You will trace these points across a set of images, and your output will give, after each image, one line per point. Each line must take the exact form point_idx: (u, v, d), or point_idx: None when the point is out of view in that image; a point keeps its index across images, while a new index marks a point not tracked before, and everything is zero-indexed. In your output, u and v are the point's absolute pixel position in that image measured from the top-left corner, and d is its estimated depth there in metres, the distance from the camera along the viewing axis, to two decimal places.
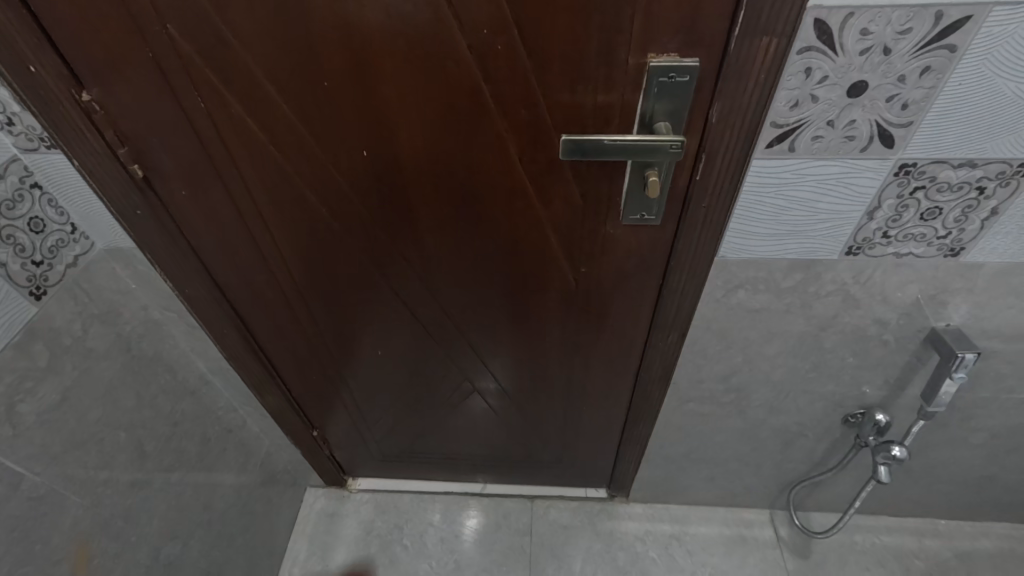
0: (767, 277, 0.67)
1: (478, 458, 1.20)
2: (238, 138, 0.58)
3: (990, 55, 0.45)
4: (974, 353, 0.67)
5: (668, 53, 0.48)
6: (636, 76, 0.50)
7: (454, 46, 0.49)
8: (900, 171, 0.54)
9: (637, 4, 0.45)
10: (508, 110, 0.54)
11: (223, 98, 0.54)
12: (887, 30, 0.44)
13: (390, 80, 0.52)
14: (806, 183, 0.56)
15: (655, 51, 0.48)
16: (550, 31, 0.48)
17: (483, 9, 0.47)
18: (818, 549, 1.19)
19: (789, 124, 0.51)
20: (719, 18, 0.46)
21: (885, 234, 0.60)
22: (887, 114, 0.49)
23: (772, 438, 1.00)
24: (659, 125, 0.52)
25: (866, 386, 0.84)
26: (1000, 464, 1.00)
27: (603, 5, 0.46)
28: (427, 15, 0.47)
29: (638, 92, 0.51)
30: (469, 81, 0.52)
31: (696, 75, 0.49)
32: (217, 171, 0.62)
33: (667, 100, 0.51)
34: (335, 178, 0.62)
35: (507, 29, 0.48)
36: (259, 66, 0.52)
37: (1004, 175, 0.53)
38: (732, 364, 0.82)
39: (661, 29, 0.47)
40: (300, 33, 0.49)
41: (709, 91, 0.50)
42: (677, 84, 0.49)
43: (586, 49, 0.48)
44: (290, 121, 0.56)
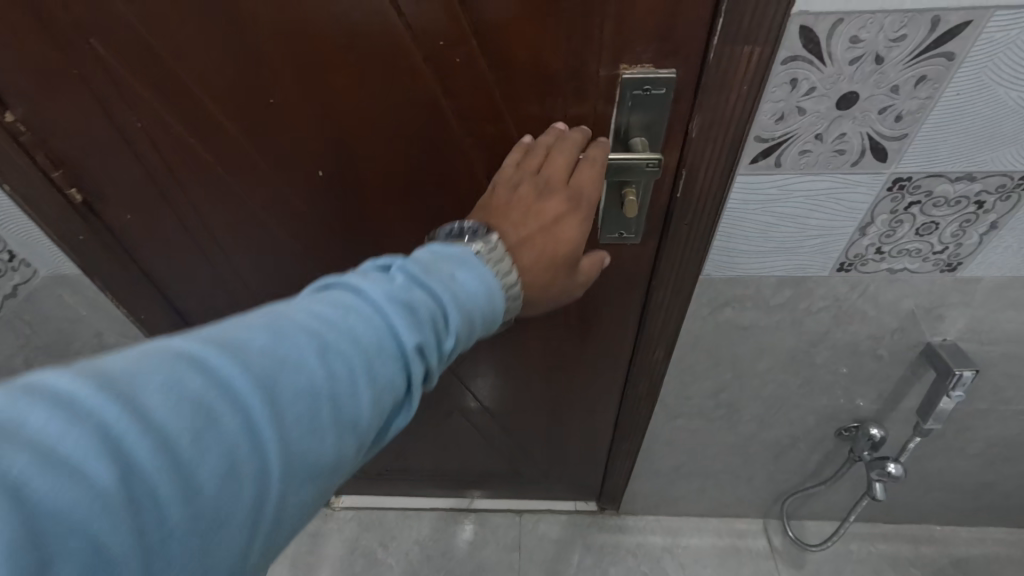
0: (755, 295, 0.63)
1: (463, 473, 1.17)
2: (182, 157, 0.54)
3: (990, 62, 0.41)
4: (972, 371, 0.64)
5: (641, 65, 0.44)
6: (608, 89, 0.46)
7: (408, 57, 0.45)
8: (894, 185, 0.50)
9: (606, 12, 0.41)
10: (472, 124, 0.49)
11: (162, 116, 0.50)
12: (879, 37, 0.40)
13: (341, 94, 0.48)
14: (794, 199, 0.52)
15: (628, 62, 0.44)
16: (512, 42, 0.43)
17: (436, 17, 0.42)
18: (813, 560, 1.17)
19: (774, 138, 0.47)
20: (695, 25, 0.41)
21: (878, 250, 0.57)
22: (879, 126, 0.45)
23: (764, 450, 0.97)
24: (635, 141, 0.48)
25: (860, 400, 0.81)
26: (997, 472, 0.98)
27: (568, 13, 0.41)
28: (376, 23, 0.43)
29: (611, 105, 0.47)
30: (428, 95, 0.47)
31: (673, 87, 0.45)
32: (163, 193, 0.57)
33: (642, 114, 0.47)
34: (291, 198, 0.57)
35: (465, 39, 0.43)
36: (197, 82, 0.47)
37: (1005, 189, 0.50)
38: (721, 381, 0.79)
39: (634, 38, 0.42)
40: (236, 46, 0.45)
41: (688, 104, 0.46)
42: (652, 97, 0.46)
43: (552, 60, 0.44)
44: (236, 139, 0.52)
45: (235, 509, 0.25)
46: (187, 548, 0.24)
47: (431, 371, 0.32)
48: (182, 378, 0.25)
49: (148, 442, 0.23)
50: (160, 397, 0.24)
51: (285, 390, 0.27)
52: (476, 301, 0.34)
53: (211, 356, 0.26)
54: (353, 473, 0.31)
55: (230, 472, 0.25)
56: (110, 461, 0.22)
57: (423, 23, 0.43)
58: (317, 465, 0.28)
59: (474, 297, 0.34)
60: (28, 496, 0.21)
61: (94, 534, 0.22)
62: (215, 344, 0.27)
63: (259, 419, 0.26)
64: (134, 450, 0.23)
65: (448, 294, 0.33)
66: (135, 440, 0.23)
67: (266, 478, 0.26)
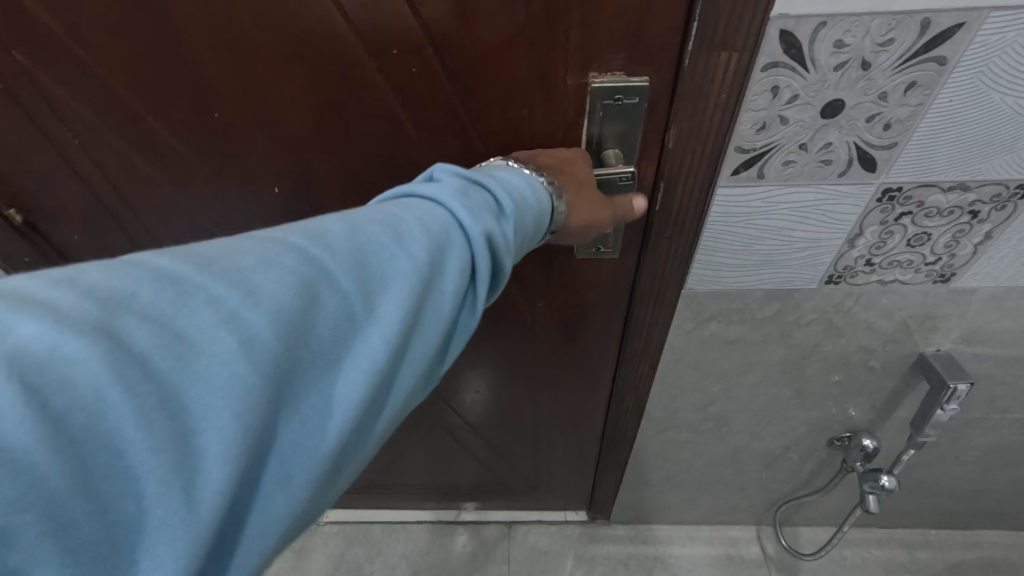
0: (741, 308, 0.61)
1: (449, 485, 1.14)
2: (126, 174, 0.50)
3: (985, 67, 0.38)
4: (966, 384, 0.62)
5: (612, 73, 0.41)
6: (578, 99, 0.43)
7: (360, 67, 0.42)
8: (884, 196, 0.47)
9: (572, 18, 0.38)
10: (435, 138, 0.46)
11: (100, 130, 0.46)
12: (865, 41, 0.37)
13: (291, 106, 0.44)
14: (779, 211, 0.49)
15: (597, 70, 0.41)
16: (472, 51, 0.40)
17: (388, 25, 0.39)
18: (806, 567, 1.15)
19: (756, 149, 0.44)
20: (669, 30, 0.38)
21: (868, 262, 0.54)
22: (867, 135, 0.43)
23: (755, 460, 0.94)
24: (608, 153, 0.45)
25: (852, 410, 0.78)
26: (992, 478, 0.96)
27: (530, 20, 0.38)
28: (323, 31, 0.40)
29: (581, 115, 0.44)
30: (385, 106, 0.44)
31: (646, 96, 0.42)
32: (109, 211, 0.54)
33: (614, 125, 0.44)
34: (248, 216, 0.54)
35: (420, 48, 0.40)
36: (133, 95, 0.44)
37: (1000, 198, 0.47)
38: (709, 394, 0.76)
39: (603, 44, 0.39)
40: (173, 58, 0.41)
41: (664, 113, 0.43)
42: (625, 107, 0.43)
43: (516, 69, 0.41)
44: (183, 154, 0.48)
45: (357, 375, 0.25)
46: (310, 409, 0.24)
47: (505, 248, 0.32)
48: (282, 258, 0.25)
49: (259, 307, 0.23)
50: (261, 272, 0.24)
51: (376, 263, 0.27)
52: (531, 201, 0.35)
53: (298, 242, 0.26)
54: (441, 355, 0.32)
55: (343, 342, 0.25)
56: (233, 328, 0.22)
57: (373, 31, 0.39)
58: (424, 330, 0.28)
59: (521, 196, 0.35)
60: (170, 366, 0.20)
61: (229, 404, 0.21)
62: (293, 232, 0.27)
63: (360, 292, 0.26)
64: (253, 318, 0.22)
65: (496, 193, 0.34)
66: (252, 310, 0.23)
67: (382, 339, 0.26)
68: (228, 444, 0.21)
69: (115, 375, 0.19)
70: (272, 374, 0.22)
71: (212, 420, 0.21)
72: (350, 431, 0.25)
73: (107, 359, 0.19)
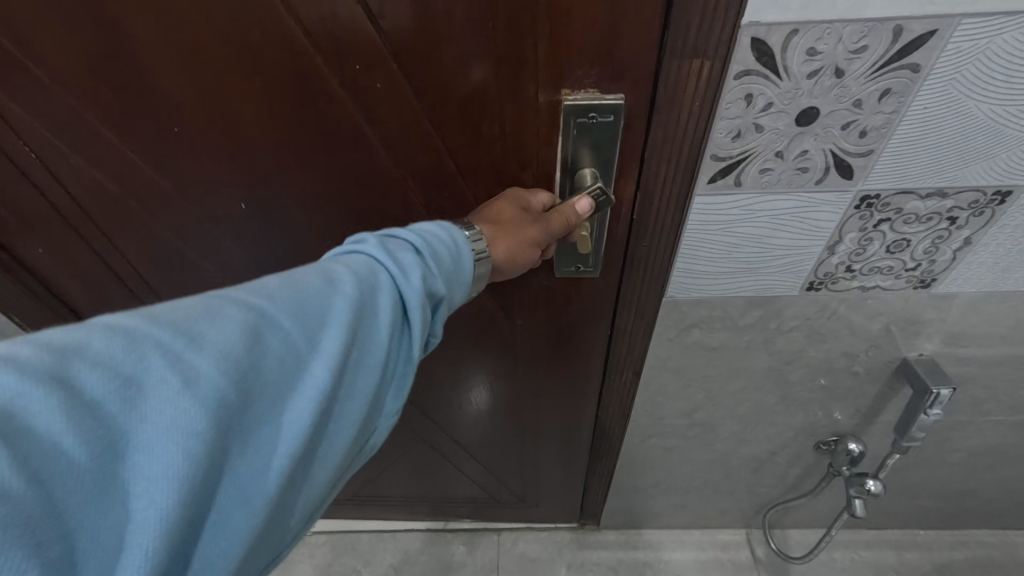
0: (723, 316, 0.60)
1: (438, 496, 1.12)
2: (87, 185, 0.50)
3: (958, 74, 0.38)
4: (949, 389, 0.62)
5: (585, 89, 0.40)
6: (550, 117, 0.42)
7: (320, 83, 0.41)
8: (862, 203, 0.47)
9: (540, 32, 0.37)
10: (405, 153, 0.46)
11: (57, 142, 0.46)
12: (838, 49, 0.36)
13: (251, 121, 0.44)
14: (758, 220, 0.49)
15: (569, 87, 0.40)
16: (439, 67, 0.39)
17: (349, 40, 0.38)
18: (796, 570, 1.14)
19: (731, 157, 0.43)
20: (640, 46, 0.37)
21: (848, 269, 0.53)
22: (843, 142, 0.42)
23: (742, 465, 0.94)
24: (584, 171, 0.45)
25: (838, 414, 0.78)
26: (979, 479, 0.96)
27: (494, 33, 0.37)
28: (279, 47, 0.39)
29: (555, 133, 0.43)
30: (347, 121, 0.43)
31: (621, 113, 0.41)
32: (73, 221, 0.54)
33: (591, 143, 0.43)
34: (213, 227, 0.54)
35: (384, 63, 0.39)
36: (89, 108, 0.43)
37: (978, 204, 0.47)
38: (694, 401, 0.75)
39: (574, 59, 0.38)
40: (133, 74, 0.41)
41: (641, 126, 0.42)
42: (599, 125, 0.42)
43: (487, 83, 0.40)
44: (143, 167, 0.48)
45: (308, 401, 0.27)
46: (260, 439, 0.26)
47: (436, 285, 0.35)
48: (224, 309, 0.27)
49: (201, 348, 0.25)
50: (202, 320, 0.26)
51: (312, 305, 0.30)
52: (461, 240, 0.39)
53: (238, 296, 0.29)
54: (391, 385, 0.34)
55: (290, 373, 0.27)
56: (177, 367, 0.24)
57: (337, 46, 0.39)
58: (368, 355, 0.31)
59: (445, 235, 0.38)
60: (120, 404, 0.22)
61: (175, 434, 0.23)
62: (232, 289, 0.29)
63: (300, 327, 0.29)
64: (195, 358, 0.24)
65: (424, 233, 0.37)
66: (196, 354, 0.25)
67: (324, 368, 0.28)
68: (176, 473, 0.22)
69: (68, 415, 0.21)
70: (221, 404, 0.24)
71: (160, 449, 0.22)
72: (295, 456, 0.27)
73: (57, 401, 0.21)
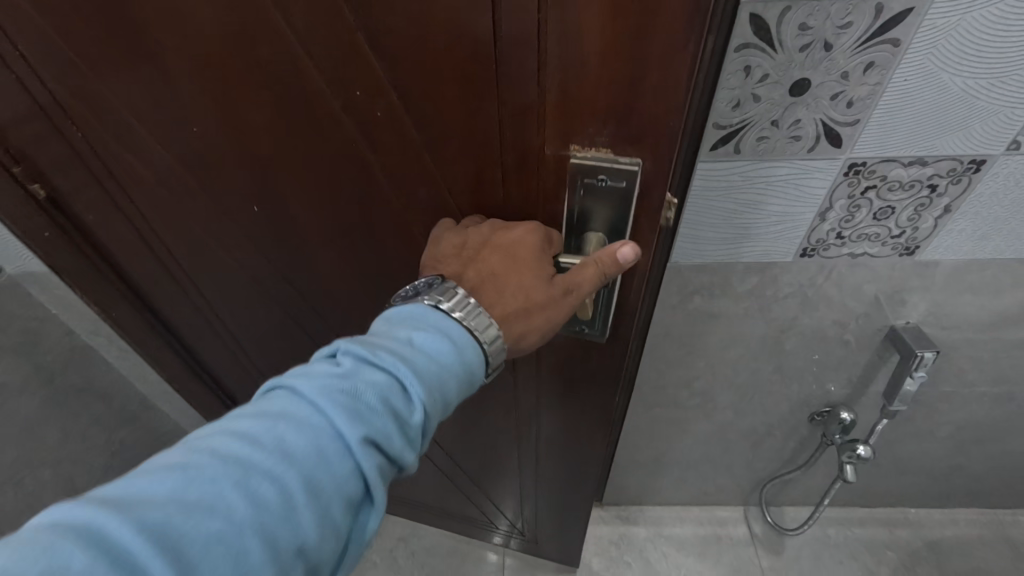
0: (723, 283, 0.65)
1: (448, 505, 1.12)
2: (118, 168, 0.52)
3: (934, 49, 0.42)
4: (932, 352, 0.66)
5: (597, 147, 0.40)
6: (558, 168, 0.42)
7: (329, 108, 0.43)
8: (850, 171, 0.51)
9: (552, 81, 0.36)
10: (407, 177, 0.47)
11: (93, 128, 0.48)
12: (826, 25, 0.41)
13: (268, 133, 0.46)
14: (756, 185, 0.53)
15: (579, 142, 0.40)
16: (441, 101, 0.40)
17: (354, 65, 0.39)
18: (791, 545, 1.19)
19: (731, 125, 0.48)
20: (655, 106, 0.36)
21: (838, 235, 0.58)
22: (832, 112, 0.47)
23: (740, 438, 0.98)
24: (592, 234, 0.46)
25: (831, 384, 0.82)
26: (966, 454, 1.00)
27: (505, 78, 0.37)
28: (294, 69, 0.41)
29: (564, 185, 0.43)
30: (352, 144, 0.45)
31: (633, 178, 0.41)
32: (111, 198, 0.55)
33: (599, 205, 0.43)
34: (228, 221, 0.56)
35: (385, 91, 0.40)
36: (120, 103, 0.45)
37: (955, 172, 0.51)
38: (694, 369, 0.80)
39: (585, 109, 0.37)
40: (154, 79, 0.43)
41: (655, 182, 0.41)
42: (606, 187, 0.42)
43: (492, 128, 0.41)
44: (168, 160, 0.50)
45: None
46: None
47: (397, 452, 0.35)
48: (141, 506, 0.28)
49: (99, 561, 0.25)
50: (113, 525, 0.27)
51: (238, 499, 0.29)
52: (434, 393, 0.38)
53: (167, 482, 0.29)
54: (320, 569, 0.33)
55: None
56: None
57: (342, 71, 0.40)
58: (299, 549, 0.31)
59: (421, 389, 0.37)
60: None
61: None
62: (170, 470, 0.29)
63: (218, 535, 0.28)
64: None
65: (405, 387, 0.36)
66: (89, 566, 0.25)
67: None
68: None
69: None
70: None
71: None
72: None
73: None
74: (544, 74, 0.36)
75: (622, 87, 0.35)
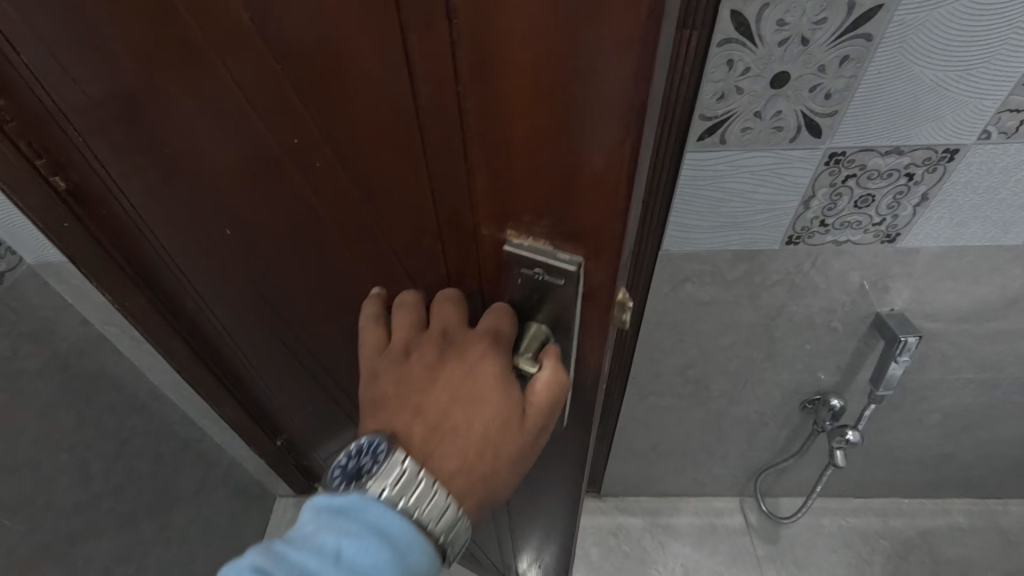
0: (713, 270, 0.67)
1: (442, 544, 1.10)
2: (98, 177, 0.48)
3: (904, 43, 0.45)
4: (914, 337, 0.69)
5: (533, 237, 0.34)
6: (497, 249, 0.36)
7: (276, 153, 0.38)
8: (830, 160, 0.54)
9: (482, 157, 0.31)
10: (360, 229, 0.42)
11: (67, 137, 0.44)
12: (802, 20, 0.44)
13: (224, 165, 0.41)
14: (741, 175, 0.56)
15: (515, 229, 0.34)
16: (375, 161, 0.34)
17: (289, 113, 0.34)
18: (786, 534, 1.21)
19: (717, 117, 0.51)
20: (597, 210, 0.30)
21: (822, 223, 0.61)
22: (811, 104, 0.49)
23: (734, 427, 1.01)
24: (534, 327, 0.39)
25: (821, 372, 0.85)
26: (955, 442, 1.02)
27: (437, 142, 0.31)
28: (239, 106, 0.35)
29: (503, 266, 0.37)
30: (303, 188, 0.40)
31: (576, 273, 0.34)
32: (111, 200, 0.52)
33: (541, 297, 0.37)
34: (204, 243, 0.52)
35: (323, 143, 0.35)
36: (83, 119, 0.40)
37: (930, 161, 0.54)
38: (687, 357, 0.83)
39: (519, 196, 0.31)
40: (100, 108, 0.38)
41: (603, 283, 0.34)
42: (545, 280, 0.35)
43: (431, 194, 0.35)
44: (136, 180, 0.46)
45: None
46: None
47: None
48: None
49: None
50: None
51: None
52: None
53: None
54: None
55: None
56: None
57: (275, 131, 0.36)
58: None
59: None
60: None
61: None
62: None
63: None
64: None
65: None
66: None
67: None
68: None
69: None
70: None
71: None
72: None
73: None
74: (475, 149, 0.31)
75: (552, 177, 0.29)
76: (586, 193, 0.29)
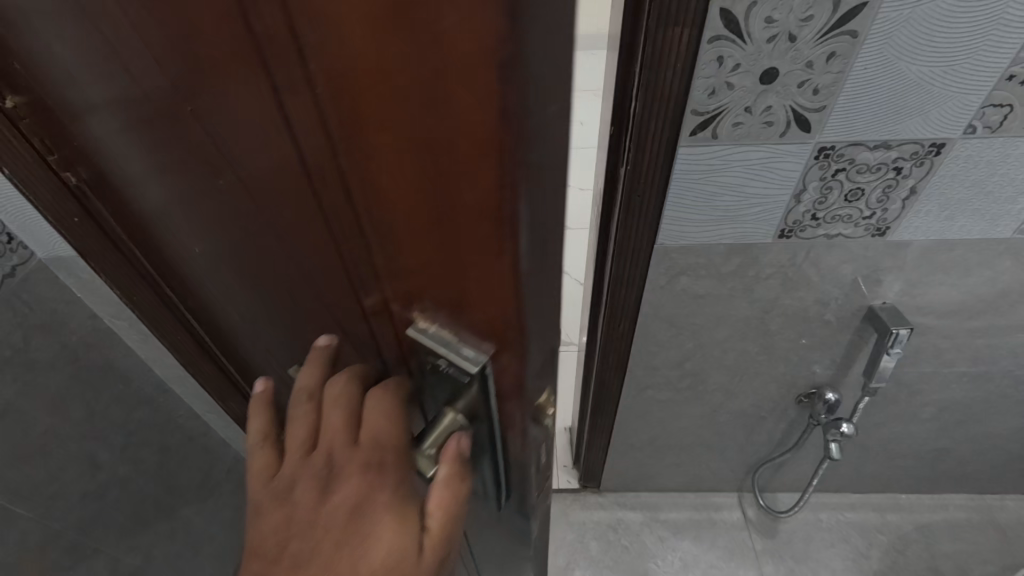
0: (707, 263, 0.69)
1: None
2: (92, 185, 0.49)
3: (889, 39, 0.47)
4: (905, 329, 0.71)
5: (436, 320, 0.30)
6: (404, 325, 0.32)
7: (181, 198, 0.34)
8: (820, 154, 0.56)
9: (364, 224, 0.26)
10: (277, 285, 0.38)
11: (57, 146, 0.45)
12: (790, 18, 0.45)
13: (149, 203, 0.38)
14: (733, 169, 0.58)
15: (421, 312, 0.30)
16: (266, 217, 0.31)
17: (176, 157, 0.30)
18: (784, 529, 1.22)
19: (708, 112, 0.52)
20: (490, 287, 0.26)
21: (813, 217, 0.62)
22: (800, 99, 0.51)
23: (732, 421, 1.02)
24: (447, 416, 0.34)
25: (816, 365, 0.86)
26: (951, 436, 1.03)
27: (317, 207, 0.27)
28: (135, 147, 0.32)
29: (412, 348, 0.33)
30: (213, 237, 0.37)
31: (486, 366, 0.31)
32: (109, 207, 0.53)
33: (452, 388, 0.33)
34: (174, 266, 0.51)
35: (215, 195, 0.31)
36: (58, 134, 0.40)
37: (918, 155, 0.55)
38: (684, 350, 0.84)
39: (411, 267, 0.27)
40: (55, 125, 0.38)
41: (517, 369, 0.31)
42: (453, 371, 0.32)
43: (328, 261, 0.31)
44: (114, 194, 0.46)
45: None
46: None
47: None
48: None
49: None
50: None
51: None
52: None
53: None
54: None
55: None
56: None
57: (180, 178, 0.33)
58: None
59: None
60: None
61: None
62: None
63: None
64: None
65: None
66: None
67: None
68: None
69: None
70: None
71: None
72: None
73: None
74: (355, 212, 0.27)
75: (443, 239, 0.24)
76: (479, 268, 0.25)
